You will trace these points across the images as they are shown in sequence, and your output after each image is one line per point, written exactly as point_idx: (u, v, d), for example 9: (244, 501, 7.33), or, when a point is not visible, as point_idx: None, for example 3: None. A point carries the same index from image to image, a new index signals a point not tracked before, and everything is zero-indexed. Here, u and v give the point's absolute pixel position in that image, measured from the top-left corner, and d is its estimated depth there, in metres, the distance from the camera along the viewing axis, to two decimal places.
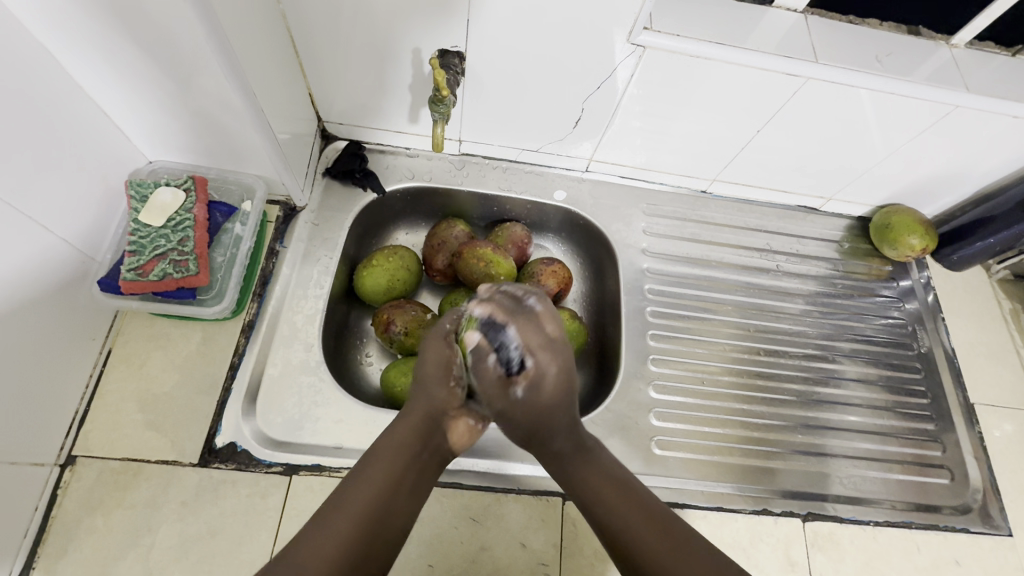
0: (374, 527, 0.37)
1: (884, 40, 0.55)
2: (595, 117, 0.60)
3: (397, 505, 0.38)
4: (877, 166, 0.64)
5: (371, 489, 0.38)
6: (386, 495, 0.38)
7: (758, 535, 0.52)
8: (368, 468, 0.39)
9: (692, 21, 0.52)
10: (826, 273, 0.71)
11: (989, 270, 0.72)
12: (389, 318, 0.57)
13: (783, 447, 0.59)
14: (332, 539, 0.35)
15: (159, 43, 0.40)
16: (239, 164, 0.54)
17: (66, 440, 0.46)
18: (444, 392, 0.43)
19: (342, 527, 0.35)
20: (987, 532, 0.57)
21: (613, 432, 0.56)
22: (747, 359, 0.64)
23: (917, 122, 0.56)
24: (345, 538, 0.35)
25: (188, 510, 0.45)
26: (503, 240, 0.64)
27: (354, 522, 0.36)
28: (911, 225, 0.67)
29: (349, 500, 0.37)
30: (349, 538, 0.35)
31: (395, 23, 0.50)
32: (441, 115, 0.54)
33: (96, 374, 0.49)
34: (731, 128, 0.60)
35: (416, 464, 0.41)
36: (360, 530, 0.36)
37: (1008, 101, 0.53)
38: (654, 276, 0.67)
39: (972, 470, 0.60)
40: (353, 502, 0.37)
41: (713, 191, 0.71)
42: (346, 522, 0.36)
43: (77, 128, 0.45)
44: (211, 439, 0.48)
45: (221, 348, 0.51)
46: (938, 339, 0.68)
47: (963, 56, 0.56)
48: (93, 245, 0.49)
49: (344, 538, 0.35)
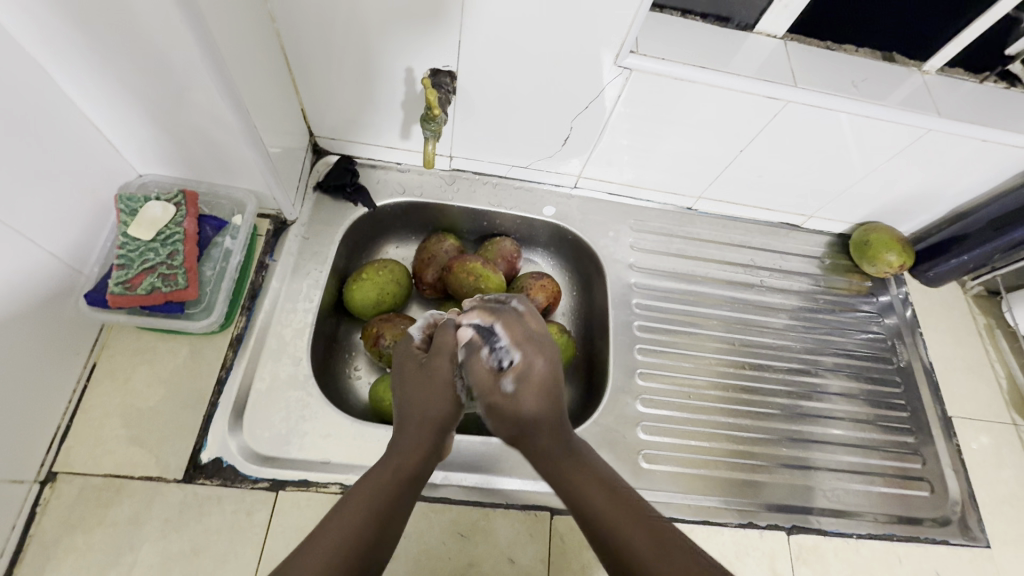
0: (371, 542, 0.36)
1: (860, 66, 0.58)
2: (583, 135, 0.62)
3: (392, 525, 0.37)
4: (856, 186, 0.66)
5: (368, 504, 0.37)
6: (383, 515, 0.37)
7: (744, 548, 0.53)
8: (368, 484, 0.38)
9: (676, 45, 0.54)
10: (808, 289, 0.72)
11: (964, 286, 0.74)
12: (379, 331, 0.58)
13: (768, 460, 0.60)
14: (325, 549, 0.34)
15: (152, 59, 0.40)
16: (230, 178, 0.54)
17: (47, 456, 0.45)
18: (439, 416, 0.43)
19: (332, 544, 0.34)
20: (967, 544, 0.58)
21: (601, 446, 0.57)
22: (732, 373, 0.65)
23: (892, 144, 0.59)
24: (340, 552, 0.34)
25: (172, 527, 0.44)
26: (492, 254, 0.65)
27: (350, 536, 0.35)
28: (889, 243, 0.69)
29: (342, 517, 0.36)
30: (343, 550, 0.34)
31: (387, 42, 0.51)
32: (431, 132, 0.55)
33: (80, 389, 0.48)
34: (715, 147, 0.61)
35: (414, 485, 0.40)
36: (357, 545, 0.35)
37: (977, 125, 0.56)
38: (641, 291, 0.68)
39: (951, 482, 0.62)
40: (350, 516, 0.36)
41: (699, 208, 0.73)
42: (341, 533, 0.35)
43: (67, 143, 0.45)
44: (196, 455, 0.47)
45: (208, 362, 0.51)
46: (917, 353, 0.69)
47: (934, 82, 0.59)
48: (81, 259, 0.48)
49: (339, 544, 0.34)
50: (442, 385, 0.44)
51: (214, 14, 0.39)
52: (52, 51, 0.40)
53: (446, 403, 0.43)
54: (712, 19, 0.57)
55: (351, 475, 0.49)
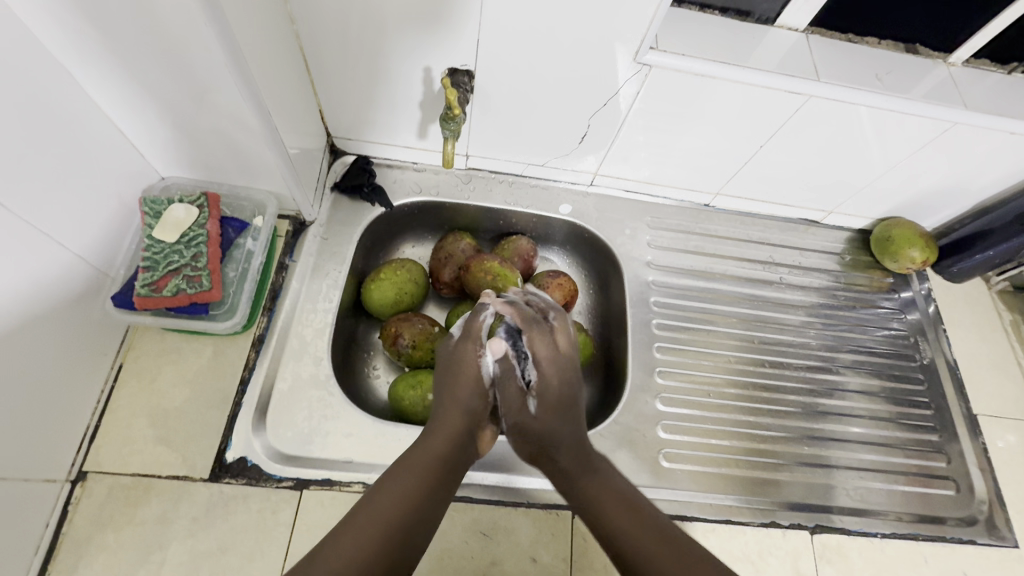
0: (405, 531, 0.37)
1: (884, 58, 0.57)
2: (601, 132, 0.61)
3: (424, 516, 0.39)
4: (879, 181, 0.65)
5: (404, 493, 0.39)
6: (417, 502, 0.39)
7: (767, 548, 0.53)
8: (399, 475, 0.40)
9: (697, 41, 0.53)
10: (827, 285, 0.71)
11: (989, 281, 0.73)
12: (397, 331, 0.58)
13: (788, 459, 0.59)
14: (362, 543, 0.35)
15: (179, 63, 0.41)
16: (251, 180, 0.54)
17: (77, 456, 0.46)
18: (469, 398, 0.45)
19: (363, 541, 0.36)
20: (993, 544, 0.57)
21: (620, 445, 0.57)
22: (751, 370, 0.64)
23: (916, 138, 0.58)
24: (374, 542, 0.36)
25: (199, 526, 0.45)
26: (509, 253, 0.65)
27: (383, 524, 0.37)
28: (912, 238, 0.68)
29: (370, 512, 0.37)
30: (386, 534, 0.36)
31: (406, 43, 0.52)
32: (451, 132, 0.55)
33: (107, 390, 0.49)
34: (735, 143, 0.61)
35: (449, 471, 0.42)
36: (389, 535, 0.36)
37: (1005, 118, 0.54)
38: (659, 289, 0.67)
39: (977, 481, 0.61)
40: (384, 510, 0.37)
41: (716, 205, 0.72)
42: (372, 528, 0.36)
43: (93, 148, 0.45)
44: (221, 454, 0.48)
45: (231, 362, 0.52)
46: (940, 350, 0.68)
47: (960, 74, 0.58)
48: (107, 262, 0.49)
49: (383, 530, 0.36)
50: (464, 373, 0.45)
51: (237, 18, 0.39)
52: (78, 57, 0.40)
53: (467, 389, 0.45)
54: (732, 13, 0.57)
55: (373, 475, 0.49)
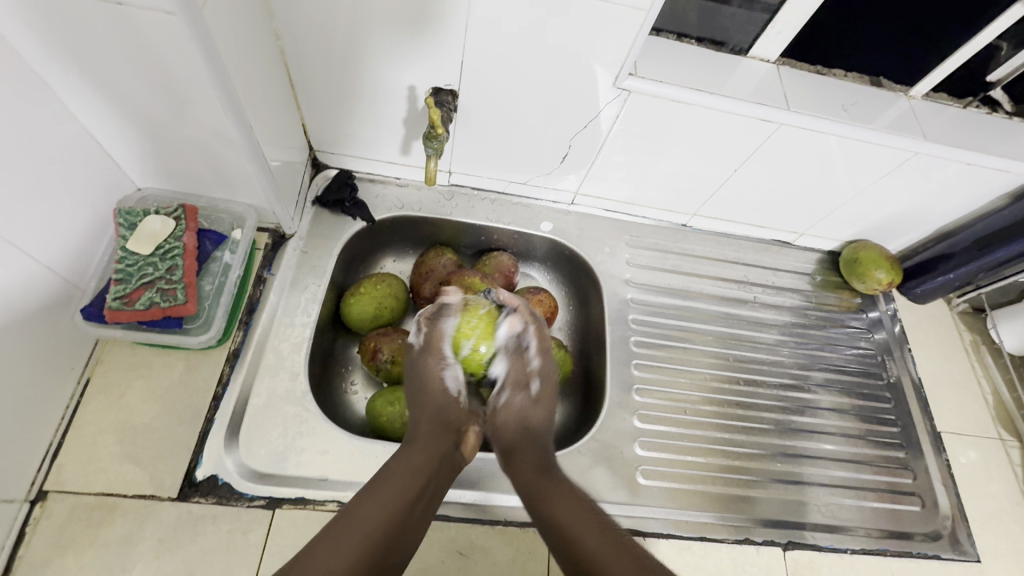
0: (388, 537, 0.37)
1: (850, 90, 0.60)
2: (581, 152, 0.63)
3: (410, 519, 0.39)
4: (846, 205, 0.67)
5: (388, 499, 0.39)
6: (402, 507, 0.39)
7: (742, 564, 0.54)
8: (378, 488, 0.40)
9: (673, 68, 0.55)
10: (799, 305, 0.73)
11: (950, 303, 0.76)
12: (376, 346, 0.57)
13: (762, 476, 0.60)
14: (347, 549, 0.36)
15: (160, 75, 0.40)
16: (231, 192, 0.54)
17: (38, 475, 0.44)
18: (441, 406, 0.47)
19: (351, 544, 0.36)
20: (957, 559, 0.59)
21: (597, 463, 0.57)
22: (726, 388, 0.66)
23: (880, 166, 0.60)
24: (354, 555, 0.35)
25: (166, 547, 0.44)
26: (490, 269, 0.65)
27: (367, 536, 0.37)
28: (878, 260, 0.70)
29: (359, 518, 0.38)
30: (372, 537, 0.37)
31: (391, 60, 0.52)
32: (434, 150, 0.55)
33: (73, 405, 0.48)
34: (710, 166, 0.63)
35: (431, 477, 0.42)
36: (370, 547, 0.36)
37: (962, 149, 0.57)
38: (637, 306, 0.68)
39: (941, 497, 0.63)
40: (367, 515, 0.38)
41: (693, 225, 0.74)
42: (353, 538, 0.36)
43: (68, 158, 0.44)
44: (191, 472, 0.46)
45: (204, 377, 0.51)
46: (906, 369, 0.71)
47: (920, 107, 0.61)
48: (78, 273, 0.48)
49: (369, 532, 0.37)
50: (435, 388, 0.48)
51: (221, 33, 0.40)
52: (55, 67, 0.40)
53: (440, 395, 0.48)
54: (707, 43, 0.59)
55: (348, 493, 0.48)
